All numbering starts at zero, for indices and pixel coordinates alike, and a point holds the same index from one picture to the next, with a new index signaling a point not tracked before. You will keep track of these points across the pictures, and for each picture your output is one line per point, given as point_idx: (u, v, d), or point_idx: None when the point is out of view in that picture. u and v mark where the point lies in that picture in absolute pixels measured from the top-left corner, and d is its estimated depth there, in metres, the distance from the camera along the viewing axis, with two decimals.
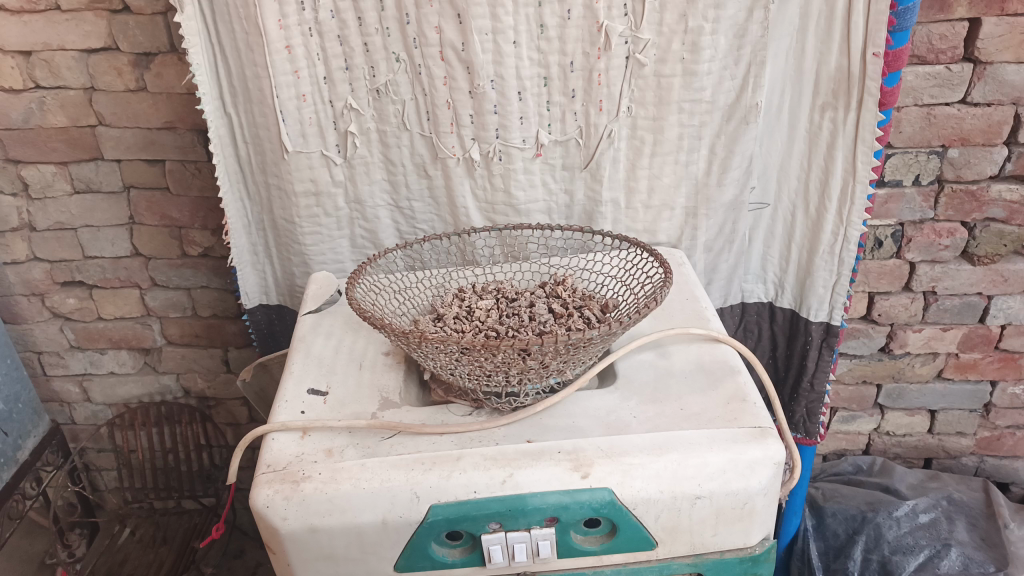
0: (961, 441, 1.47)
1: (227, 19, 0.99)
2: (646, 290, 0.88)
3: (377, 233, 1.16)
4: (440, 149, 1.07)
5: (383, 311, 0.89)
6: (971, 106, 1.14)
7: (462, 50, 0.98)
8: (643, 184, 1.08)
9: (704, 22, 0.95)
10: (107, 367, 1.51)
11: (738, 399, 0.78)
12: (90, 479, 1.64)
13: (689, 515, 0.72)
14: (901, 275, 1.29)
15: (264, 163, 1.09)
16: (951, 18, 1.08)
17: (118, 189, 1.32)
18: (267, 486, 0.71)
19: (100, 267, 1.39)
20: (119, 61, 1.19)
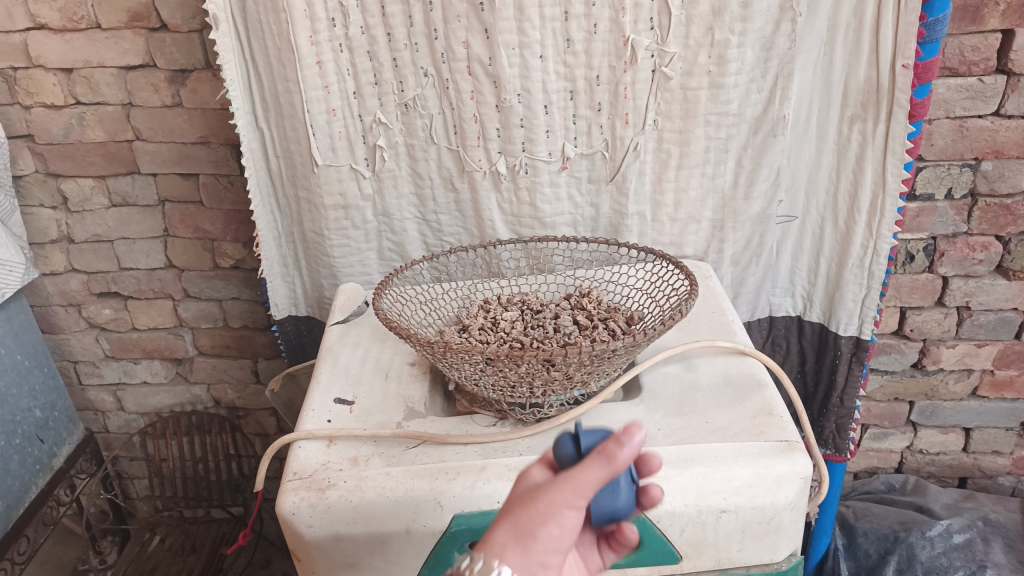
0: (998, 461, 1.44)
1: (260, 36, 1.01)
2: (672, 302, 0.88)
3: (404, 245, 1.17)
4: (466, 162, 1.08)
5: (410, 322, 0.90)
6: (1005, 118, 1.13)
7: (489, 65, 0.99)
8: (670, 198, 1.08)
9: (731, 35, 0.95)
10: (140, 377, 1.54)
11: (765, 413, 0.78)
12: (122, 487, 1.67)
13: (715, 529, 0.71)
14: (934, 290, 1.27)
15: (294, 176, 1.11)
16: (984, 29, 1.07)
17: (153, 203, 1.35)
18: (293, 494, 0.72)
19: (134, 278, 1.43)
20: (156, 78, 1.23)
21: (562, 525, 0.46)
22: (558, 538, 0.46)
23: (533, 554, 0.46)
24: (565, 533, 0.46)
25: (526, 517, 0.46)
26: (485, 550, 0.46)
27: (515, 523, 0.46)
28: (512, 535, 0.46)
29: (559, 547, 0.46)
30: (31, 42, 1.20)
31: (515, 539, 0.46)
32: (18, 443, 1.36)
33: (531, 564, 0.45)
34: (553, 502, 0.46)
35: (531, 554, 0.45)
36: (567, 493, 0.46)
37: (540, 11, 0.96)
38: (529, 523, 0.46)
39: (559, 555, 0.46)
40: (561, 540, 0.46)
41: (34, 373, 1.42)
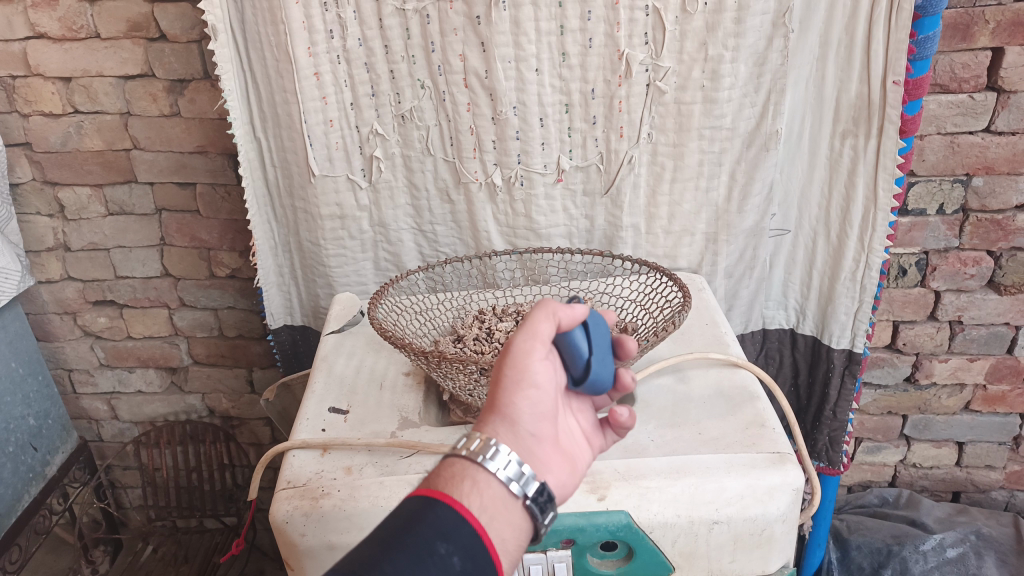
0: (990, 475, 1.44)
1: (258, 47, 1.02)
2: (665, 313, 0.89)
3: (400, 256, 1.17)
4: (462, 174, 1.09)
5: (405, 331, 0.91)
6: (995, 135, 1.14)
7: (485, 78, 1.00)
8: (664, 211, 1.09)
9: (724, 50, 0.96)
10: (135, 386, 1.54)
11: (757, 425, 0.78)
12: (115, 496, 1.67)
13: (707, 541, 0.71)
14: (926, 304, 1.28)
15: (291, 187, 1.12)
16: (974, 47, 1.08)
17: (150, 211, 1.35)
18: (287, 503, 0.72)
19: (130, 286, 1.43)
20: (154, 87, 1.24)
21: (534, 386, 0.58)
22: (533, 398, 0.58)
23: (518, 417, 0.58)
24: (537, 390, 0.58)
25: (502, 390, 0.58)
26: (477, 430, 0.57)
27: (495, 397, 0.59)
28: (498, 410, 0.58)
29: (536, 406, 0.58)
30: (31, 51, 1.21)
31: (500, 412, 0.58)
32: (11, 452, 1.36)
33: (518, 427, 0.58)
34: (522, 368, 0.58)
35: (516, 419, 0.58)
36: (529, 353, 0.58)
37: (536, 25, 0.97)
38: (508, 394, 0.58)
39: (537, 415, 0.59)
40: (536, 402, 0.58)
41: (28, 381, 1.42)
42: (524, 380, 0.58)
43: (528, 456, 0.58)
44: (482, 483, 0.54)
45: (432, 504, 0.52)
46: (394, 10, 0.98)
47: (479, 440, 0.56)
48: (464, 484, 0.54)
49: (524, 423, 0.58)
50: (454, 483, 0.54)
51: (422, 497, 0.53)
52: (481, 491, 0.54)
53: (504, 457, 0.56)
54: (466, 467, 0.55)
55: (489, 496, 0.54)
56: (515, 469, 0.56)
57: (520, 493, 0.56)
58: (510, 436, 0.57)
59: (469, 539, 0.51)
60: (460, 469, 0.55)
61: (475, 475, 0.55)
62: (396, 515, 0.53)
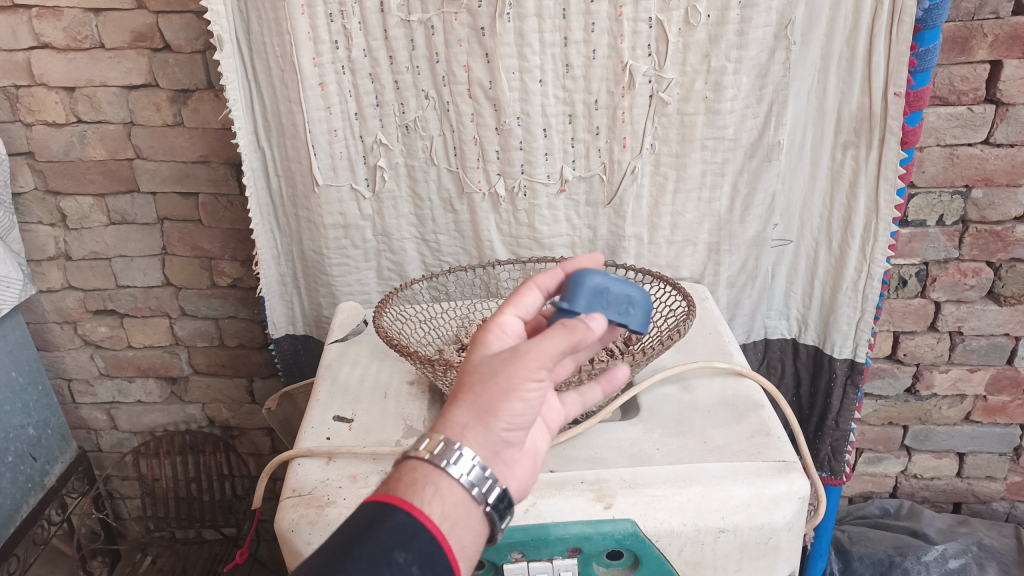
0: (991, 486, 1.44)
1: (264, 57, 1.03)
2: (669, 322, 0.89)
3: (402, 265, 1.18)
4: (466, 184, 1.09)
5: (409, 340, 0.91)
6: (994, 146, 1.15)
7: (489, 88, 1.01)
8: (666, 221, 1.10)
9: (727, 62, 0.97)
10: (134, 396, 1.54)
11: (762, 433, 0.78)
12: (113, 507, 1.66)
13: (713, 550, 0.71)
14: (926, 315, 1.28)
15: (295, 196, 1.12)
16: (973, 60, 1.09)
17: (152, 221, 1.35)
18: (292, 511, 0.72)
19: (131, 295, 1.43)
20: (158, 97, 1.24)
21: (523, 400, 0.54)
22: (517, 408, 0.54)
23: (494, 425, 0.54)
24: (523, 404, 0.54)
25: (485, 393, 0.54)
26: (443, 431, 0.54)
27: (475, 395, 0.54)
28: (475, 412, 0.54)
29: (517, 417, 0.54)
30: (35, 61, 1.21)
31: (476, 416, 0.54)
32: (11, 461, 1.35)
33: (491, 434, 0.54)
34: (516, 380, 0.53)
35: (491, 427, 0.54)
36: (530, 363, 0.53)
37: (540, 37, 0.98)
38: (491, 401, 0.54)
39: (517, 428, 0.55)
40: (518, 413, 0.54)
41: (28, 391, 1.42)
42: (511, 391, 0.53)
43: (494, 459, 0.55)
44: (440, 490, 0.53)
45: (379, 510, 0.52)
46: (399, 21, 0.99)
47: (438, 442, 0.54)
48: (424, 490, 0.53)
49: (499, 428, 0.54)
50: (415, 490, 0.53)
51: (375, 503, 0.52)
52: (443, 498, 0.53)
53: (463, 459, 0.53)
54: (426, 470, 0.53)
55: (448, 504, 0.53)
56: (474, 470, 0.53)
57: (482, 500, 0.54)
58: (479, 440, 0.54)
59: (427, 547, 0.51)
60: (420, 473, 0.53)
61: (438, 482, 0.53)
62: (352, 521, 0.52)
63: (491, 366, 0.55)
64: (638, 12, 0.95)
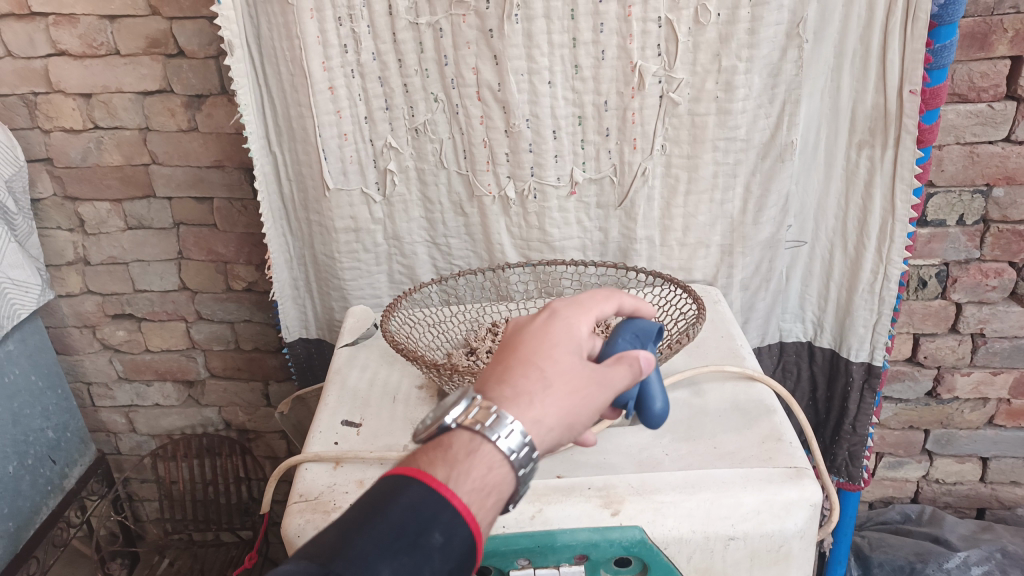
0: (1016, 491, 1.41)
1: (274, 62, 1.03)
2: (680, 325, 0.88)
3: (414, 269, 1.18)
4: (476, 187, 1.09)
5: (417, 344, 0.90)
6: (1016, 144, 1.12)
7: (498, 91, 1.00)
8: (678, 223, 1.08)
9: (738, 61, 0.96)
10: (152, 399, 1.55)
11: (774, 439, 0.77)
12: (132, 509, 1.67)
13: (722, 557, 0.70)
14: (947, 316, 1.26)
15: (306, 201, 1.12)
16: (993, 56, 1.07)
17: (168, 226, 1.37)
18: (298, 516, 0.72)
19: (148, 300, 1.44)
20: (172, 103, 1.25)
21: (590, 423, 0.55)
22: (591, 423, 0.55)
23: (568, 434, 0.54)
24: (589, 426, 0.55)
25: (579, 402, 0.54)
26: (514, 415, 0.51)
27: (569, 400, 0.53)
28: (561, 414, 0.53)
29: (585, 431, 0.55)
30: (52, 68, 1.23)
31: (560, 416, 0.53)
32: (30, 464, 1.37)
33: (562, 440, 0.54)
34: (601, 405, 0.55)
35: (564, 433, 0.53)
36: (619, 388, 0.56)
37: (549, 38, 0.97)
38: (578, 410, 0.53)
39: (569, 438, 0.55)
40: (579, 431, 0.55)
41: (47, 394, 1.43)
42: (597, 412, 0.55)
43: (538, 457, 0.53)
44: (488, 476, 0.50)
45: (417, 484, 0.49)
46: (407, 24, 0.99)
47: (501, 422, 0.51)
48: (475, 472, 0.50)
49: (570, 437, 0.54)
50: (470, 478, 0.50)
51: (416, 476, 0.50)
52: (485, 484, 0.50)
53: (520, 442, 0.50)
54: (482, 450, 0.51)
55: (495, 494, 0.50)
56: (526, 456, 0.51)
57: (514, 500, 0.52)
58: (551, 440, 0.52)
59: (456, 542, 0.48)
60: (472, 453, 0.51)
61: (497, 481, 0.50)
62: (385, 489, 0.50)
63: (589, 379, 0.55)
64: (646, 12, 0.94)
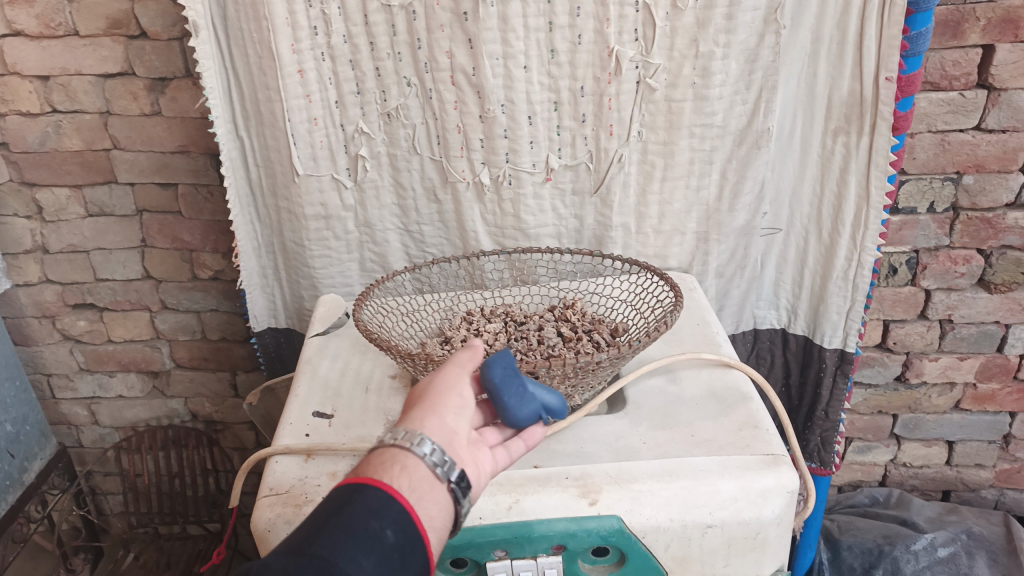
0: (980, 473, 1.44)
1: (241, 43, 1.00)
2: (656, 313, 0.87)
3: (386, 256, 1.16)
4: (450, 173, 1.07)
5: (390, 333, 0.88)
6: (985, 133, 1.13)
7: (473, 75, 0.98)
8: (654, 210, 1.08)
9: (715, 46, 0.95)
10: (115, 390, 1.52)
11: (750, 426, 0.77)
12: (96, 503, 1.63)
13: (700, 545, 0.70)
14: (916, 303, 1.27)
15: (274, 186, 1.10)
16: (965, 44, 1.08)
17: (131, 213, 1.33)
18: (269, 510, 0.70)
19: (111, 289, 1.40)
20: (135, 86, 1.21)
21: (459, 395, 0.59)
22: (458, 406, 0.59)
23: (445, 415, 0.57)
24: (461, 399, 0.59)
25: (429, 396, 0.58)
26: (404, 425, 0.56)
27: (423, 404, 0.57)
28: (420, 408, 0.57)
29: (461, 414, 0.58)
30: (7, 49, 1.18)
31: (427, 411, 0.56)
32: None
33: (443, 423, 0.56)
34: (449, 381, 0.60)
35: (442, 416, 0.57)
36: (457, 371, 0.61)
37: (524, 22, 0.95)
38: (435, 399, 0.58)
39: (463, 425, 0.58)
40: (461, 410, 0.59)
41: (3, 386, 1.38)
42: (456, 399, 0.59)
43: (451, 445, 0.55)
44: (415, 469, 0.52)
45: (362, 488, 0.50)
46: (380, 6, 0.96)
47: (413, 433, 0.54)
48: (373, 460, 0.53)
49: (450, 419, 0.57)
50: (382, 468, 0.52)
51: (354, 481, 0.51)
52: (412, 474, 0.52)
53: (432, 446, 0.54)
54: (375, 450, 0.54)
55: (398, 465, 0.52)
56: (442, 456, 0.54)
57: (446, 477, 0.53)
58: (434, 428, 0.55)
59: (399, 515, 0.50)
60: (393, 454, 0.53)
61: (403, 459, 0.53)
62: (326, 504, 0.50)
63: (427, 383, 0.60)
64: None
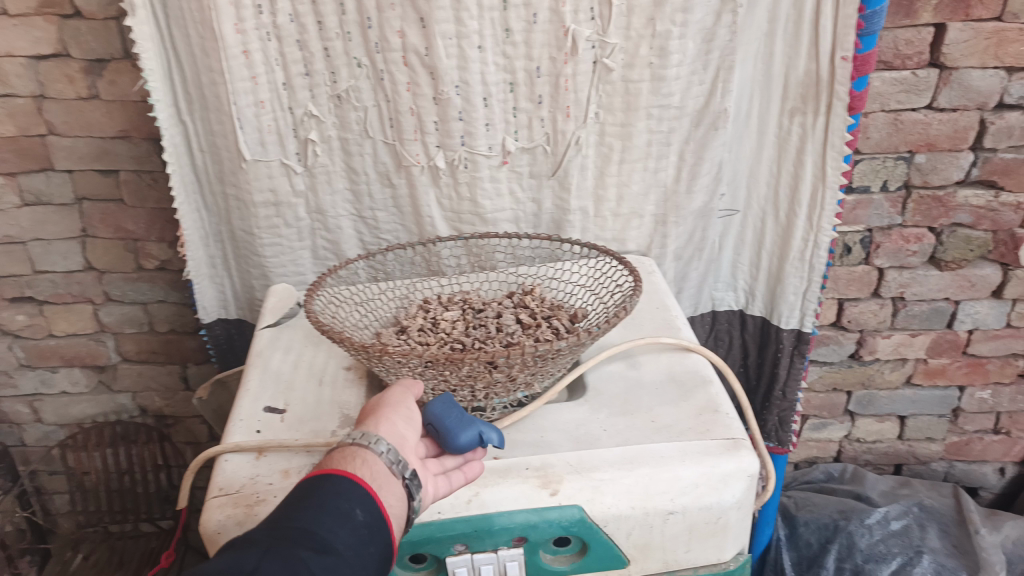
0: (931, 447, 1.47)
1: (181, 23, 0.95)
2: (616, 298, 0.86)
3: (339, 243, 1.12)
4: (403, 157, 1.04)
5: (344, 324, 0.86)
6: (936, 112, 1.15)
7: (426, 55, 0.96)
8: (612, 193, 1.06)
9: (672, 26, 0.94)
10: (59, 387, 1.46)
11: (710, 410, 0.76)
12: (42, 503, 1.58)
13: (662, 532, 0.69)
14: (870, 281, 1.29)
15: (221, 173, 1.06)
16: (917, 24, 1.08)
17: (70, 201, 1.27)
18: (219, 511, 0.67)
19: (51, 281, 1.34)
20: (71, 68, 1.15)
21: (408, 406, 0.63)
22: (408, 417, 0.62)
23: (396, 421, 0.61)
24: (410, 411, 0.63)
25: (378, 408, 0.62)
26: (360, 430, 0.59)
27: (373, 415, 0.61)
28: (372, 418, 0.61)
29: (411, 423, 0.62)
30: None
31: (379, 419, 0.60)
32: None
33: (395, 428, 0.60)
34: (398, 396, 0.63)
35: (393, 422, 0.60)
36: (405, 390, 0.65)
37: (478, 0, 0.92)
38: (385, 410, 0.62)
39: (412, 434, 0.61)
40: (411, 420, 0.62)
41: None
42: (405, 411, 0.62)
43: (403, 445, 0.59)
44: (375, 462, 0.56)
45: (328, 476, 0.54)
46: None
47: (369, 434, 0.58)
48: (334, 456, 0.57)
49: (400, 426, 0.61)
50: (344, 461, 0.56)
51: (321, 472, 0.55)
52: (372, 465, 0.56)
53: (387, 445, 0.58)
54: (336, 449, 0.58)
55: (358, 458, 0.56)
56: (396, 453, 0.58)
57: (401, 472, 0.57)
58: (388, 430, 0.59)
59: (364, 499, 0.53)
60: (352, 451, 0.57)
61: (362, 453, 0.56)
62: (297, 492, 0.54)
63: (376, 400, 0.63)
64: None
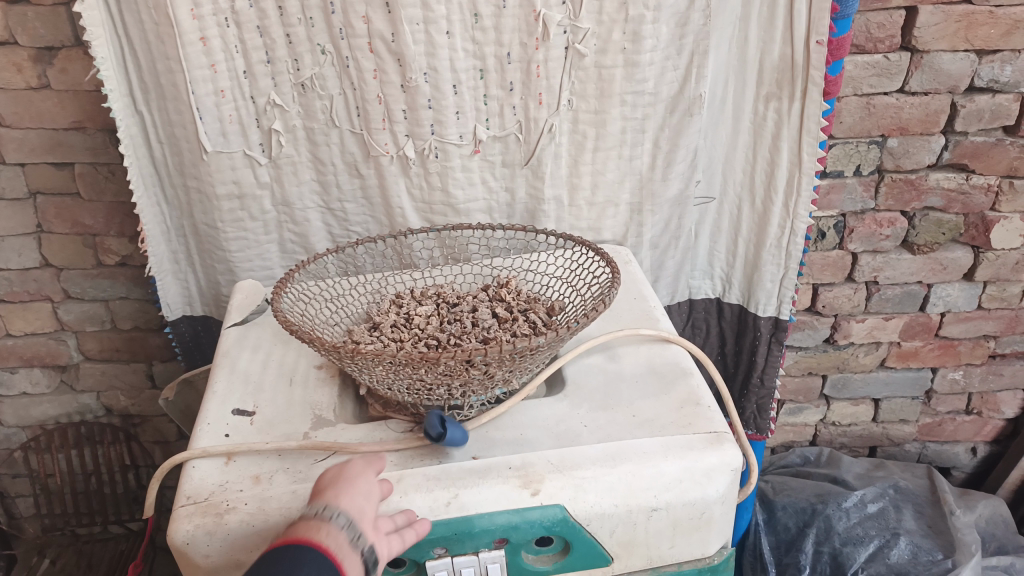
0: (904, 429, 1.48)
1: (133, 8, 0.91)
2: (593, 290, 0.84)
3: (307, 236, 1.09)
4: (372, 147, 1.01)
5: (314, 322, 0.83)
6: (909, 95, 1.14)
7: (392, 42, 0.92)
8: (586, 181, 1.04)
9: (645, 10, 0.91)
10: (19, 388, 1.41)
11: (691, 403, 0.75)
12: (5, 507, 1.53)
13: (645, 528, 0.68)
14: (844, 266, 1.29)
15: (181, 165, 1.02)
16: (888, 7, 1.08)
17: (23, 195, 1.22)
18: (186, 521, 0.65)
19: (6, 279, 1.29)
20: (18, 56, 1.10)
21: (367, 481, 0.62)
22: (368, 488, 0.62)
23: (356, 494, 0.60)
24: (369, 484, 0.62)
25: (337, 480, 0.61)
26: (322, 500, 0.60)
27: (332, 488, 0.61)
28: (331, 490, 0.61)
29: (372, 493, 0.62)
30: None
31: (338, 491, 0.60)
32: None
33: (353, 501, 0.60)
34: (355, 472, 0.63)
35: (353, 494, 0.60)
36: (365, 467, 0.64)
37: None
38: (344, 481, 0.61)
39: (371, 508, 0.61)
40: (372, 490, 0.62)
41: None
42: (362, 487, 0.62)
43: (362, 517, 0.59)
44: (336, 535, 0.57)
45: (296, 552, 0.56)
46: None
47: (328, 509, 0.59)
48: (300, 528, 0.58)
49: (359, 498, 0.60)
50: (309, 533, 0.57)
51: (288, 544, 0.56)
52: (333, 540, 0.57)
53: (344, 521, 0.58)
54: (301, 522, 0.59)
55: (321, 531, 0.57)
56: (353, 530, 0.58)
57: (359, 547, 0.58)
58: (349, 501, 0.60)
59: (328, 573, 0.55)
60: (314, 523, 0.58)
61: (323, 529, 0.57)
62: (265, 562, 0.56)
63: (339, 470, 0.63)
64: None
